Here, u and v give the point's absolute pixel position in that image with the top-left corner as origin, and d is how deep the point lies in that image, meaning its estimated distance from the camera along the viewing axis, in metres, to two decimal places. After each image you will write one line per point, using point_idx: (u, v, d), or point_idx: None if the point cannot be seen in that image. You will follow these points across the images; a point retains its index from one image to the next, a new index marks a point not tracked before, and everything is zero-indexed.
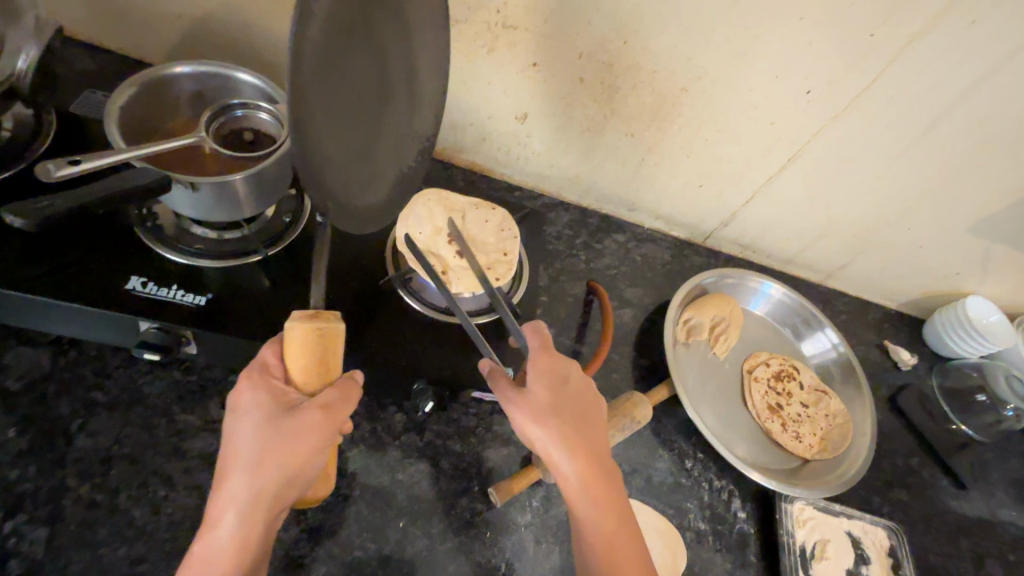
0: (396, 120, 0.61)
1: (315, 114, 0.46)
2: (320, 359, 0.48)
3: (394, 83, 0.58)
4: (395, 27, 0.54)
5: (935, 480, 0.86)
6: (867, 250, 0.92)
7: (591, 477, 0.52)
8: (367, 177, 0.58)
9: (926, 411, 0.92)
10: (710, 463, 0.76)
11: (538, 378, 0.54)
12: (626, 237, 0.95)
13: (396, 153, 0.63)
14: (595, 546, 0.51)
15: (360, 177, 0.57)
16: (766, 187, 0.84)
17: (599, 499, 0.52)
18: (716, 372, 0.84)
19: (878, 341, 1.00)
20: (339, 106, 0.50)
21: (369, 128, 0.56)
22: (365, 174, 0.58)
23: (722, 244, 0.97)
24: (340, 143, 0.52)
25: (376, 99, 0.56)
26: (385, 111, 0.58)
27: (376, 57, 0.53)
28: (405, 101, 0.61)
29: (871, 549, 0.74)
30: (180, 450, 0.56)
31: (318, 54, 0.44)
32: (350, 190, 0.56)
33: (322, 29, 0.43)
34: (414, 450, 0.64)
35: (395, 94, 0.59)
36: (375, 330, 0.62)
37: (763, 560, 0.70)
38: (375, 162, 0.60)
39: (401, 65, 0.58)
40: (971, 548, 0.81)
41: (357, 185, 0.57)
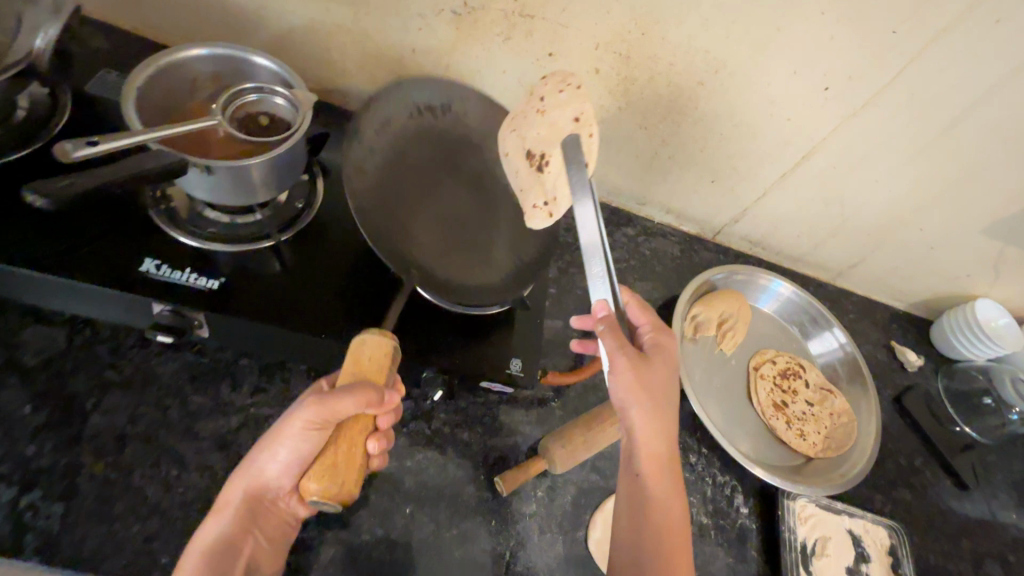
0: (503, 221, 0.74)
1: (399, 219, 0.64)
2: (369, 372, 0.49)
3: (494, 194, 0.76)
4: (474, 157, 0.77)
5: (937, 480, 0.87)
6: (879, 250, 0.92)
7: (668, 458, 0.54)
8: (475, 267, 0.67)
9: (931, 412, 0.93)
10: (715, 458, 0.75)
11: (657, 347, 0.57)
12: (636, 230, 0.94)
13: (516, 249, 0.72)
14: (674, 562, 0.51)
15: (471, 265, 0.67)
16: (779, 184, 0.83)
17: (671, 481, 0.54)
18: (722, 367, 0.84)
19: (885, 341, 1.00)
20: (430, 213, 0.68)
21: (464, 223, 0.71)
22: (472, 264, 0.67)
23: (731, 240, 0.97)
24: (432, 236, 0.66)
25: (467, 200, 0.73)
26: (488, 218, 0.73)
27: (459, 179, 0.74)
28: (505, 202, 0.76)
29: (871, 547, 0.74)
30: (191, 431, 0.57)
31: (386, 183, 0.65)
32: (471, 277, 0.66)
33: (382, 169, 0.65)
34: (422, 437, 0.64)
35: (489, 198, 0.75)
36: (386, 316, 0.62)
37: (765, 556, 0.71)
38: (485, 255, 0.69)
39: (486, 181, 0.76)
40: (971, 548, 0.82)
41: (460, 268, 0.67)
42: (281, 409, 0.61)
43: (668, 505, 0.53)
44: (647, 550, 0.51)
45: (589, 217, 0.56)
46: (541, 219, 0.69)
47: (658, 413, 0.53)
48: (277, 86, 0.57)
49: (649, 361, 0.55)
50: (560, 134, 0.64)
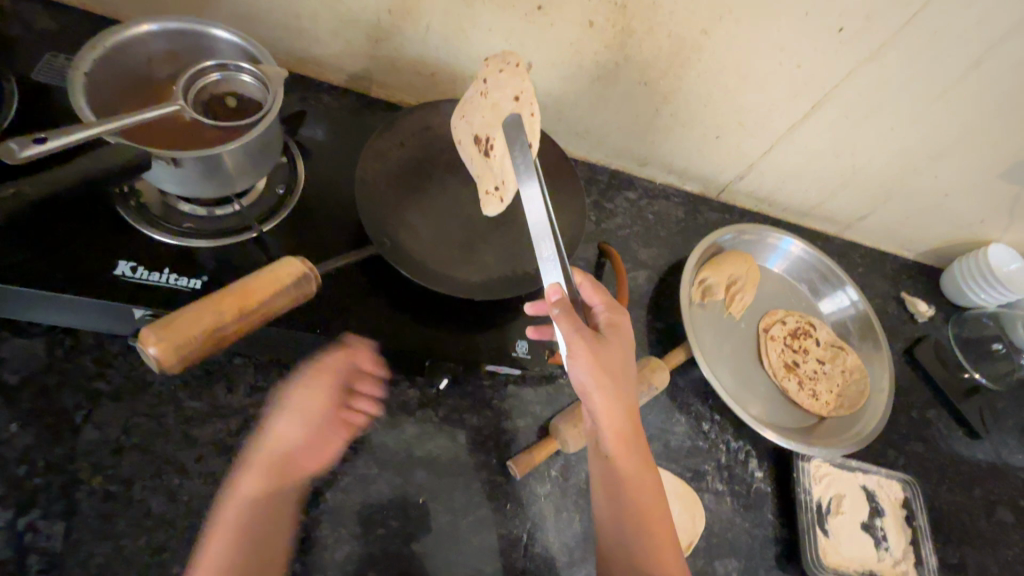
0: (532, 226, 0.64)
1: (404, 218, 0.58)
2: (263, 278, 0.43)
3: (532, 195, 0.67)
4: None
5: (948, 430, 0.86)
6: (890, 201, 0.89)
7: (633, 435, 0.53)
8: (481, 259, 0.58)
9: (942, 362, 0.92)
10: (727, 424, 0.74)
11: (613, 326, 0.55)
12: (637, 193, 0.89)
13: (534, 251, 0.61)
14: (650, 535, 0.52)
15: (478, 260, 0.58)
16: (787, 137, 0.79)
17: (640, 457, 0.54)
18: (732, 331, 0.82)
19: (894, 293, 0.98)
20: (445, 207, 0.61)
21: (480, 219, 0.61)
22: (477, 256, 0.58)
23: (736, 198, 0.93)
24: (433, 227, 0.59)
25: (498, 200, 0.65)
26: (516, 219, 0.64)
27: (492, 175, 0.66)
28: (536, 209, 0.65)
29: (884, 501, 0.75)
30: (190, 438, 0.55)
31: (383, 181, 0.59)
32: (474, 268, 0.57)
33: (381, 169, 0.60)
34: (429, 425, 0.62)
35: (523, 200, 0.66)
36: (380, 305, 0.59)
37: (781, 518, 0.70)
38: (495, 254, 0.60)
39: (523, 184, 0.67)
40: (983, 495, 0.82)
41: (461, 259, 0.57)
42: None
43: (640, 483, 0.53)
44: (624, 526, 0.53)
45: (535, 195, 0.53)
46: (493, 205, 0.57)
47: (619, 394, 0.52)
48: (242, 63, 0.52)
49: (607, 343, 0.52)
50: (500, 115, 0.57)
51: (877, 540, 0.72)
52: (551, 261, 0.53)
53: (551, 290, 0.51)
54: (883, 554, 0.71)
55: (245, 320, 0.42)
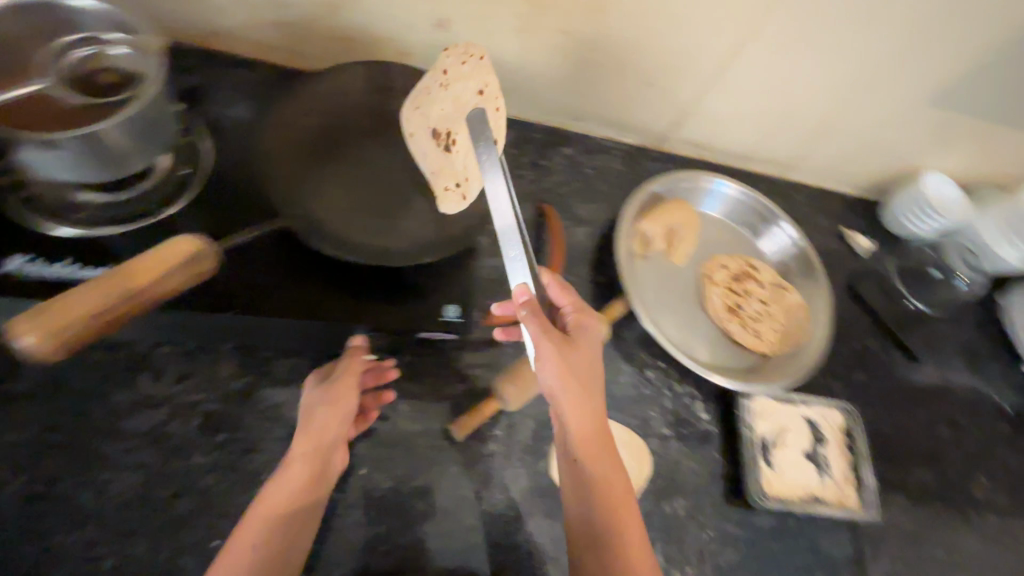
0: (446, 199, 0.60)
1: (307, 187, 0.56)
2: (161, 254, 0.42)
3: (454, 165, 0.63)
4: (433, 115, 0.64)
5: (889, 357, 0.89)
6: (826, 137, 0.89)
7: (603, 445, 0.52)
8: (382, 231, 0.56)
9: (883, 293, 0.94)
10: (671, 370, 0.75)
11: (579, 328, 0.56)
12: (575, 149, 0.88)
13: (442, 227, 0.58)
14: (618, 541, 0.50)
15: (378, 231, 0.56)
16: (716, 79, 0.78)
17: (610, 464, 0.52)
18: (673, 279, 0.82)
19: (837, 229, 0.99)
20: (354, 176, 0.59)
21: (393, 183, 0.59)
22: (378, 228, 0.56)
23: (676, 147, 0.92)
24: (349, 195, 0.57)
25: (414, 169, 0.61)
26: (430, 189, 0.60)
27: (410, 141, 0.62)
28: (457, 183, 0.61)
29: (826, 429, 0.77)
30: (117, 431, 0.54)
31: (292, 152, 0.58)
32: (369, 240, 0.55)
33: (288, 139, 0.57)
34: (368, 397, 0.62)
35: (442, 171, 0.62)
36: (298, 276, 0.56)
37: (726, 455, 0.72)
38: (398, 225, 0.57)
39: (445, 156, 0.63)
40: (923, 416, 0.85)
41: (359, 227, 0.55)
42: (212, 392, 0.57)
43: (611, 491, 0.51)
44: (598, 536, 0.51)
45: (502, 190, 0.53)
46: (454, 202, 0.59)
47: (583, 398, 0.51)
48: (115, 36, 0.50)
49: (574, 345, 0.53)
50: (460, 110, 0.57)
51: (819, 466, 0.74)
52: (518, 259, 0.52)
53: (519, 290, 0.51)
54: (825, 479, 0.74)
55: (136, 296, 0.40)
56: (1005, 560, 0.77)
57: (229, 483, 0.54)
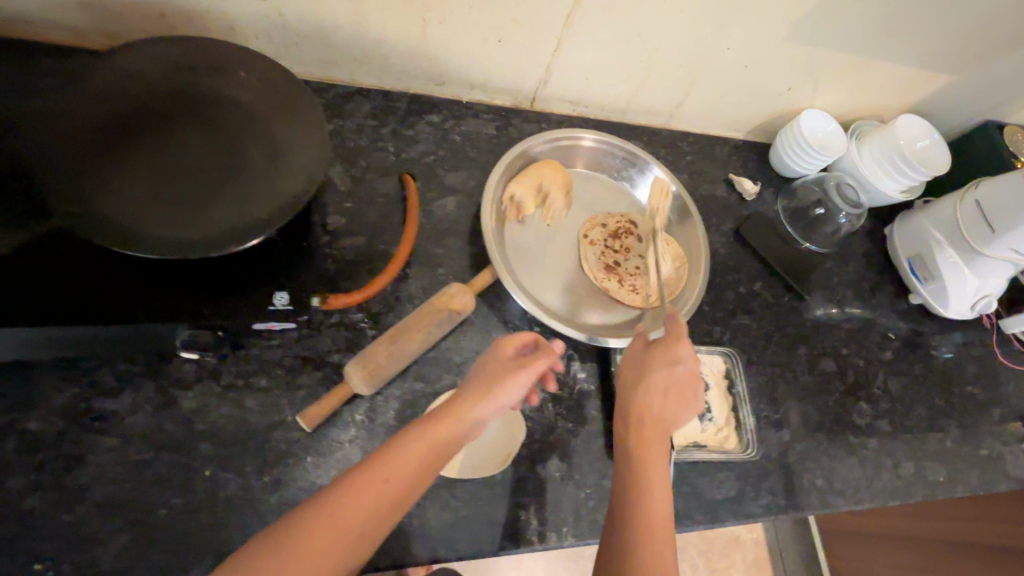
0: (260, 175, 0.56)
1: (89, 179, 0.51)
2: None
3: (270, 137, 0.58)
4: (243, 89, 0.59)
5: (775, 299, 0.90)
6: (697, 82, 0.87)
7: (655, 435, 0.57)
8: (183, 220, 0.52)
9: (770, 235, 0.94)
10: (547, 334, 0.75)
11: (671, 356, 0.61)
12: (442, 116, 0.84)
13: (254, 208, 0.54)
14: (653, 522, 0.50)
15: (181, 221, 0.52)
16: (569, 30, 0.75)
17: (656, 457, 0.55)
18: (550, 242, 0.81)
19: (724, 176, 0.99)
20: (152, 163, 0.54)
21: (203, 167, 0.55)
22: (180, 217, 0.52)
23: (551, 105, 0.90)
24: (149, 183, 0.53)
25: (222, 148, 0.57)
26: (240, 167, 0.56)
27: (218, 120, 0.58)
28: (268, 154, 0.57)
29: (709, 375, 0.78)
30: None
31: (77, 143, 0.52)
32: (169, 233, 0.51)
33: (76, 132, 0.53)
34: (213, 396, 0.59)
35: (254, 145, 0.57)
36: (99, 279, 0.52)
37: (606, 412, 0.72)
38: (204, 213, 0.53)
39: (257, 128, 0.58)
40: (807, 352, 0.87)
41: (156, 221, 0.51)
42: (28, 410, 0.54)
43: (654, 493, 0.52)
44: (626, 536, 0.49)
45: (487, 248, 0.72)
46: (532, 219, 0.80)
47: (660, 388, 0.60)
48: None
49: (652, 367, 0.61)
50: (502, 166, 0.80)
51: (701, 413, 0.75)
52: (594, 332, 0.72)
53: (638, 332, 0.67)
54: (707, 425, 0.75)
55: None
56: (882, 481, 0.81)
57: (52, 504, 0.51)
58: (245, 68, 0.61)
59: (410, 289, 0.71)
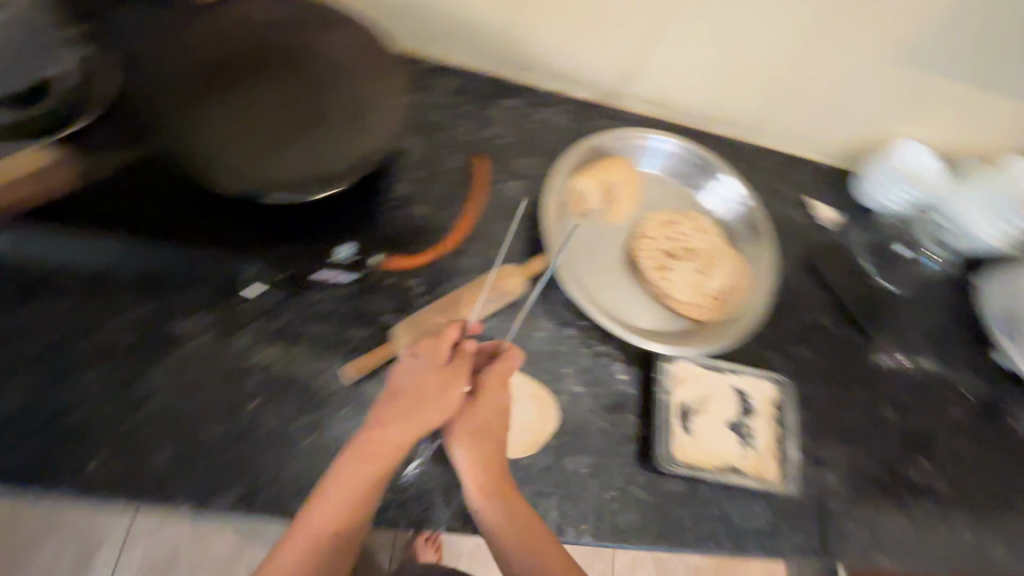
0: (341, 127, 0.58)
1: (192, 116, 0.55)
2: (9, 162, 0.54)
3: (353, 91, 0.60)
4: (334, 44, 0.62)
5: (840, 333, 0.85)
6: (784, 96, 0.85)
7: (493, 463, 0.56)
8: (268, 163, 0.55)
9: (842, 266, 0.89)
10: (593, 330, 0.73)
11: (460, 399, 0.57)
12: (519, 101, 0.85)
13: (332, 159, 0.57)
14: (506, 538, 0.53)
15: (267, 164, 0.55)
16: (658, 27, 0.75)
17: (515, 502, 0.55)
18: (608, 238, 0.80)
19: (801, 198, 0.94)
20: (247, 107, 0.58)
21: (291, 116, 0.58)
22: (266, 160, 0.56)
23: (629, 104, 0.89)
24: (242, 125, 0.57)
25: (310, 99, 0.60)
26: (323, 118, 0.59)
27: (310, 72, 0.61)
28: (350, 109, 0.59)
29: (756, 400, 0.75)
30: (6, 349, 0.55)
31: (184, 80, 0.56)
32: (254, 174, 0.54)
33: (184, 69, 0.57)
34: (267, 333, 0.62)
35: (337, 99, 0.59)
36: None
37: (642, 418, 0.70)
38: (286, 159, 0.56)
39: (342, 82, 0.60)
40: (867, 395, 0.82)
41: (246, 162, 0.55)
42: (104, 318, 0.58)
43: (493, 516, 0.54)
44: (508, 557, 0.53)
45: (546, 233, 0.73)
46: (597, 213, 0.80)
47: (481, 442, 0.56)
48: None
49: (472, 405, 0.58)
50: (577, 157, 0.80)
51: (742, 437, 0.72)
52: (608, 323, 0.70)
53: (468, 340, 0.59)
54: (746, 451, 0.71)
55: (17, 189, 0.55)
56: (935, 547, 0.74)
57: (111, 406, 0.55)
58: (337, 23, 0.62)
59: (464, 264, 0.72)
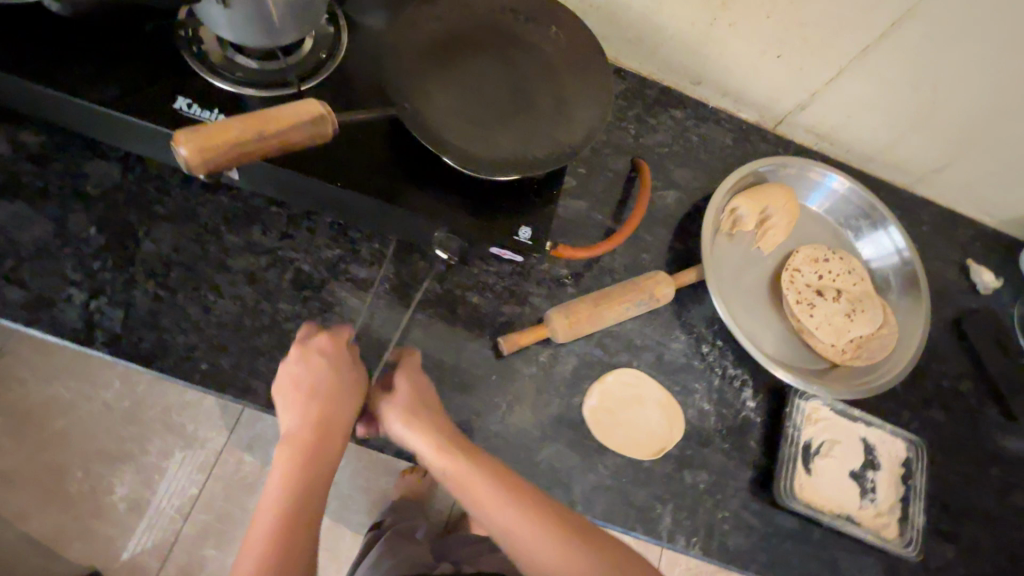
0: (545, 118, 0.62)
1: (418, 84, 0.60)
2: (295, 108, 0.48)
3: (559, 88, 0.64)
4: (547, 41, 0.66)
5: (981, 407, 0.80)
6: (971, 151, 0.80)
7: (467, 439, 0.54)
8: (478, 137, 0.59)
9: (995, 337, 0.84)
10: (727, 351, 0.74)
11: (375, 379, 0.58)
12: (685, 113, 0.86)
13: (535, 145, 0.60)
14: (509, 506, 0.50)
15: (476, 136, 0.59)
16: (857, 63, 0.73)
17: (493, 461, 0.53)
18: (755, 264, 0.79)
19: (958, 259, 0.89)
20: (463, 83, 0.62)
21: (500, 98, 0.62)
22: (476, 133, 0.59)
23: (796, 133, 0.87)
24: (458, 98, 0.61)
25: (519, 86, 0.63)
26: (529, 106, 0.62)
27: (520, 63, 0.65)
28: (555, 103, 0.63)
29: (883, 456, 0.72)
30: (226, 266, 0.63)
31: (415, 51, 0.62)
32: (465, 144, 0.58)
33: (416, 42, 0.62)
34: (433, 294, 0.67)
35: (544, 91, 0.63)
36: (396, 167, 0.61)
37: (764, 448, 0.70)
38: (493, 136, 0.60)
39: (550, 77, 0.64)
40: (1001, 477, 0.77)
41: (458, 132, 0.59)
42: (304, 254, 0.65)
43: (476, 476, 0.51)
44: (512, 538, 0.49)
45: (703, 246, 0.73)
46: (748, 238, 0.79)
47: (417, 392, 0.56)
48: None
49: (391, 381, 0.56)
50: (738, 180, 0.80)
51: (863, 489, 0.70)
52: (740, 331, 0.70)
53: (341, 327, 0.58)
54: (866, 504, 0.70)
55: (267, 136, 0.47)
56: None
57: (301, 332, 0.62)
58: (552, 24, 0.67)
59: (613, 264, 0.74)
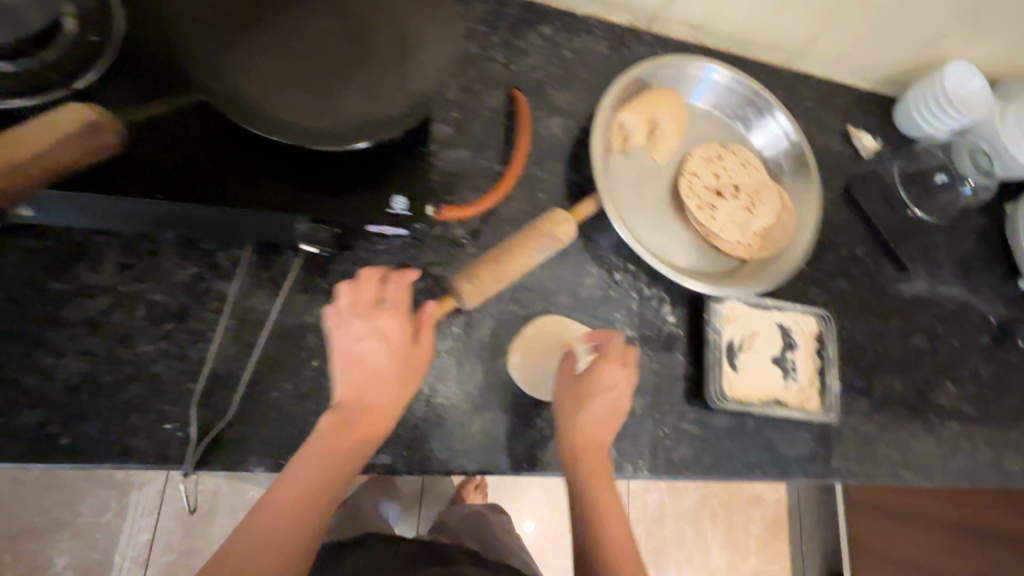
0: (387, 66, 0.53)
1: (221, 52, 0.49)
2: (46, 126, 0.45)
3: (397, 28, 0.55)
4: None
5: (877, 266, 0.85)
6: (839, 17, 0.79)
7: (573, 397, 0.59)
8: (312, 105, 0.50)
9: (881, 197, 0.88)
10: (641, 273, 0.73)
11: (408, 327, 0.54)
12: (554, 28, 0.79)
13: (383, 101, 0.52)
14: (581, 447, 0.57)
15: (310, 105, 0.50)
16: None
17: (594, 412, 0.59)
18: (652, 177, 0.77)
19: (841, 128, 0.91)
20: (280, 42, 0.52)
21: (330, 53, 0.53)
22: (308, 101, 0.50)
23: (671, 29, 0.83)
24: (277, 62, 0.51)
25: (349, 34, 0.54)
26: (367, 56, 0.53)
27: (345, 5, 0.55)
28: (397, 47, 0.54)
29: (798, 335, 0.76)
30: (59, 319, 0.53)
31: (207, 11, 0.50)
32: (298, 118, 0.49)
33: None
34: (320, 290, 0.60)
35: (381, 35, 0.54)
36: (224, 160, 0.51)
37: (690, 357, 0.72)
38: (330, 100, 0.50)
39: (384, 17, 0.55)
40: (901, 325, 0.84)
41: (286, 103, 0.49)
42: (153, 282, 0.56)
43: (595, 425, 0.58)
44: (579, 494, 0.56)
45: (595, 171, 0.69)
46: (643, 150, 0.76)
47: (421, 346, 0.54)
48: None
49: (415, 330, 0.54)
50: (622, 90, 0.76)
51: (785, 371, 0.73)
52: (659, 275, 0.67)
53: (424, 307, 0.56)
54: (790, 383, 0.73)
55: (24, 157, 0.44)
56: (959, 462, 0.79)
57: (175, 371, 0.54)
58: None
59: (510, 210, 0.70)
